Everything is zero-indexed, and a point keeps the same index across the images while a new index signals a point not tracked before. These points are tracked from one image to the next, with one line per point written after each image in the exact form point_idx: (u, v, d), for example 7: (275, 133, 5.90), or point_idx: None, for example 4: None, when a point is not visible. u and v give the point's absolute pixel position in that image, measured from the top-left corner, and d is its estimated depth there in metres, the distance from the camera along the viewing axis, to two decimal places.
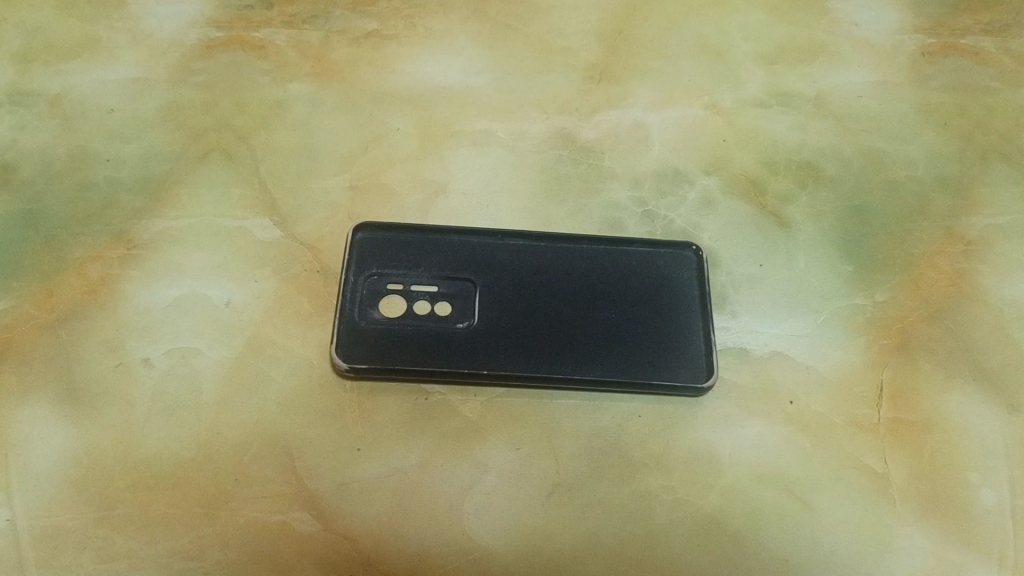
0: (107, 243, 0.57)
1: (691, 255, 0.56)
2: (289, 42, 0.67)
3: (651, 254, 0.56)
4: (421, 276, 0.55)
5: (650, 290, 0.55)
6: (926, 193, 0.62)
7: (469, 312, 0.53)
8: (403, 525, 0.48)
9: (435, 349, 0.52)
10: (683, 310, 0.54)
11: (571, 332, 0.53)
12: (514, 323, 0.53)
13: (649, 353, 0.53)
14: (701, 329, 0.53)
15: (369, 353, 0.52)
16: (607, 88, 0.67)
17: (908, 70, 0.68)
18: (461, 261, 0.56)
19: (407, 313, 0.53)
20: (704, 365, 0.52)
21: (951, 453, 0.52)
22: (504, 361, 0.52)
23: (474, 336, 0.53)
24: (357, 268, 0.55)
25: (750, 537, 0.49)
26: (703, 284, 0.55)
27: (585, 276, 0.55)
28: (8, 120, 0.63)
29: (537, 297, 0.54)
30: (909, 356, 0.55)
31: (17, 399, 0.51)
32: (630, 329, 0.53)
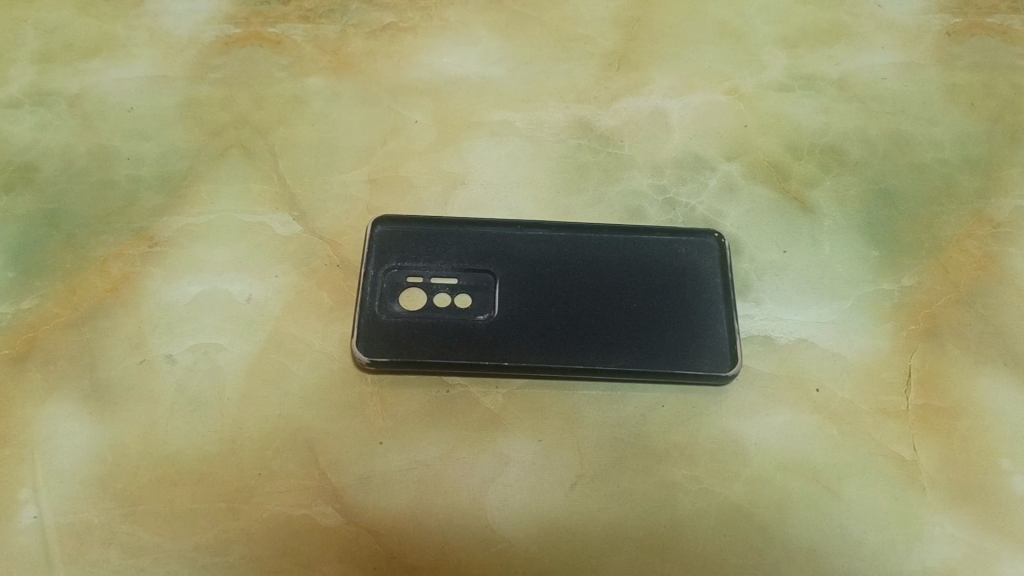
0: (128, 240, 0.58)
1: (713, 242, 0.56)
2: (307, 36, 0.67)
3: (672, 242, 0.56)
4: (441, 268, 0.55)
5: (673, 279, 0.54)
6: (953, 175, 0.61)
7: (490, 303, 0.53)
8: (425, 518, 0.48)
9: (456, 342, 0.52)
10: (706, 298, 0.53)
11: (593, 322, 0.53)
12: (536, 313, 0.53)
13: (672, 343, 0.52)
14: (725, 317, 0.53)
15: (390, 346, 0.51)
16: (626, 75, 0.66)
17: (934, 50, 0.67)
18: (480, 253, 0.55)
19: (427, 305, 0.53)
20: (727, 354, 0.52)
21: (983, 439, 0.51)
22: (525, 353, 0.52)
23: (495, 327, 0.52)
24: (377, 261, 0.54)
25: (777, 526, 0.48)
26: (726, 272, 0.55)
27: (606, 266, 0.55)
28: (29, 121, 0.63)
29: (558, 287, 0.54)
30: (938, 342, 0.54)
31: (43, 397, 0.52)
32: (652, 318, 0.53)
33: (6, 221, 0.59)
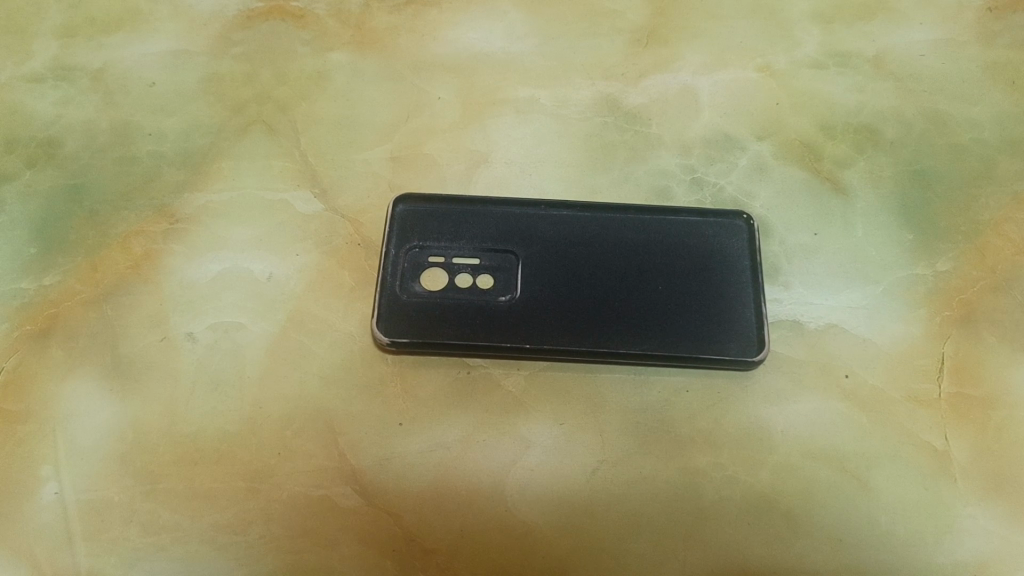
0: (150, 217, 0.57)
1: (741, 223, 0.54)
2: (330, 10, 0.66)
3: (699, 224, 0.55)
4: (463, 248, 0.54)
5: (699, 261, 0.53)
6: (993, 156, 0.59)
7: (512, 285, 0.52)
8: (445, 501, 0.48)
9: (477, 323, 0.51)
10: (733, 282, 0.52)
11: (616, 306, 0.51)
12: (559, 295, 0.52)
13: (697, 327, 0.51)
14: (752, 301, 0.51)
15: (410, 327, 0.51)
16: (655, 51, 0.64)
17: (975, 27, 0.65)
18: (503, 233, 0.54)
19: (449, 286, 0.52)
20: (755, 338, 0.50)
21: (1017, 429, 0.49)
22: (547, 335, 0.51)
23: (517, 309, 0.51)
24: (399, 241, 0.54)
25: (803, 516, 0.47)
26: (754, 254, 0.53)
27: (631, 248, 0.54)
28: (52, 95, 0.63)
29: (581, 269, 0.53)
30: (973, 329, 0.52)
31: (64, 374, 0.52)
32: (678, 301, 0.52)
33: (28, 196, 0.58)
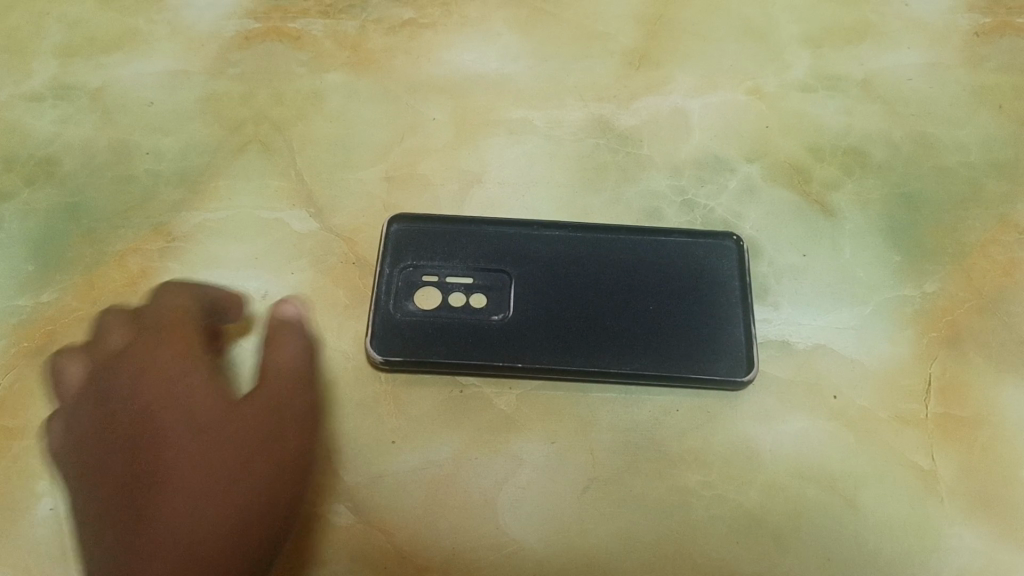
0: (147, 235, 0.58)
1: (731, 244, 0.55)
2: (326, 31, 0.67)
3: (690, 244, 0.55)
4: (456, 267, 0.54)
5: (690, 281, 0.54)
6: (979, 179, 0.60)
7: (505, 304, 0.53)
8: (437, 518, 0.48)
9: (470, 342, 0.52)
10: (723, 302, 0.53)
11: (608, 325, 0.52)
12: (551, 314, 0.52)
13: (688, 346, 0.52)
14: (742, 321, 0.52)
15: (404, 346, 0.51)
16: (647, 73, 0.65)
17: (963, 50, 0.66)
18: (496, 252, 0.55)
19: (442, 305, 0.53)
20: (744, 358, 0.51)
21: (1003, 450, 0.50)
22: (539, 354, 0.51)
23: (509, 328, 0.52)
24: (393, 259, 0.54)
25: (791, 534, 0.48)
26: (744, 275, 0.54)
27: (623, 267, 0.54)
28: (51, 114, 0.64)
29: (573, 287, 0.53)
30: (959, 350, 0.53)
31: (60, 391, 0.52)
32: (669, 320, 0.52)
33: (26, 214, 0.59)
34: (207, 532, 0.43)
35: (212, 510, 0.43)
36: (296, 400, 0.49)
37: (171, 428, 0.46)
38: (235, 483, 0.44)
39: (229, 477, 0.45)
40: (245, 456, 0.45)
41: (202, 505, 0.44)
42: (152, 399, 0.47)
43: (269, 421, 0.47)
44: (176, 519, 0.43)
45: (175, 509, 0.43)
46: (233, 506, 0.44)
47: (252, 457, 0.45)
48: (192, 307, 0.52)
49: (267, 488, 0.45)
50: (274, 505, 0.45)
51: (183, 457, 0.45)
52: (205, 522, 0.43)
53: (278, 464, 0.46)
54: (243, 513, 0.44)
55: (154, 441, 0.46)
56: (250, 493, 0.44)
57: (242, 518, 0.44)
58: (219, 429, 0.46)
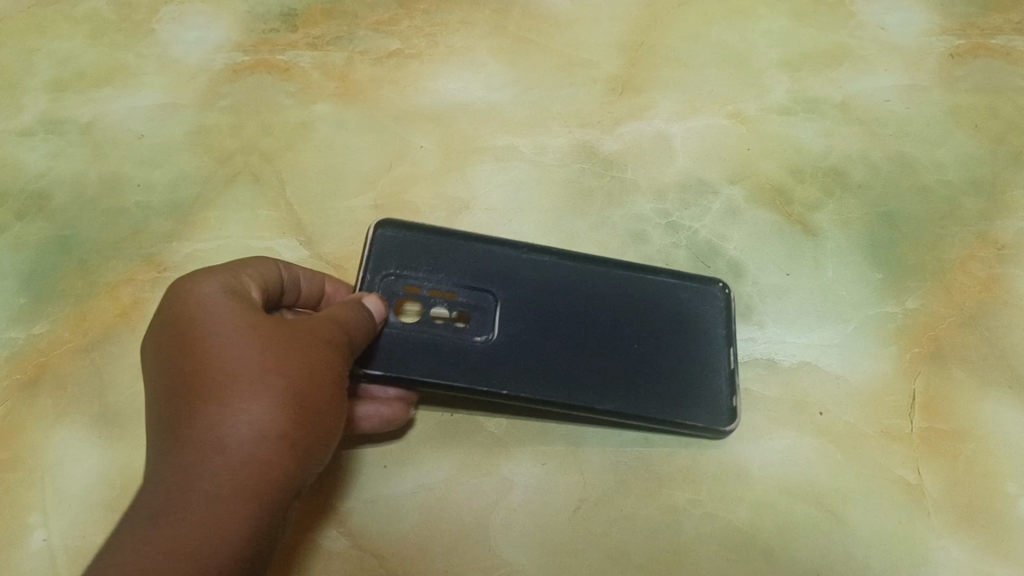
0: (138, 267, 0.59)
1: (718, 291, 0.54)
2: (314, 63, 0.68)
3: (677, 286, 0.54)
4: (440, 281, 0.52)
5: (675, 322, 0.53)
6: (958, 197, 0.61)
7: (488, 326, 0.51)
8: (429, 542, 0.49)
9: (451, 361, 0.49)
10: (706, 347, 0.52)
11: (591, 361, 0.51)
12: (535, 345, 0.51)
13: (668, 391, 0.51)
14: (726, 372, 0.52)
15: (384, 361, 0.49)
16: (630, 99, 0.66)
17: (938, 72, 0.67)
18: (482, 269, 0.53)
19: (423, 320, 0.51)
20: (726, 408, 0.51)
21: (988, 463, 0.51)
22: (515, 382, 0.49)
23: (492, 351, 0.50)
24: (374, 267, 0.52)
25: (781, 551, 0.48)
26: (730, 319, 0.53)
27: (608, 301, 0.53)
28: (42, 148, 0.64)
29: (558, 320, 0.52)
30: (942, 365, 0.54)
31: (53, 422, 0.52)
32: (656, 360, 0.51)
33: (18, 247, 0.60)
34: (241, 484, 0.37)
35: (247, 458, 0.38)
36: (340, 351, 0.43)
37: (225, 359, 0.39)
38: (274, 404, 0.39)
39: (268, 398, 0.39)
40: (291, 388, 0.40)
41: (242, 428, 0.38)
42: (226, 337, 0.40)
43: (319, 367, 0.41)
44: (226, 441, 0.38)
45: (215, 443, 0.38)
46: (265, 447, 0.38)
47: (302, 391, 0.40)
48: (246, 306, 0.42)
49: (303, 438, 0.40)
50: (301, 462, 0.40)
51: (236, 379, 0.39)
52: (244, 468, 0.38)
53: (317, 417, 0.41)
54: (277, 469, 0.39)
55: (201, 357, 0.40)
56: (289, 438, 0.39)
57: (274, 474, 0.39)
58: (266, 344, 0.40)
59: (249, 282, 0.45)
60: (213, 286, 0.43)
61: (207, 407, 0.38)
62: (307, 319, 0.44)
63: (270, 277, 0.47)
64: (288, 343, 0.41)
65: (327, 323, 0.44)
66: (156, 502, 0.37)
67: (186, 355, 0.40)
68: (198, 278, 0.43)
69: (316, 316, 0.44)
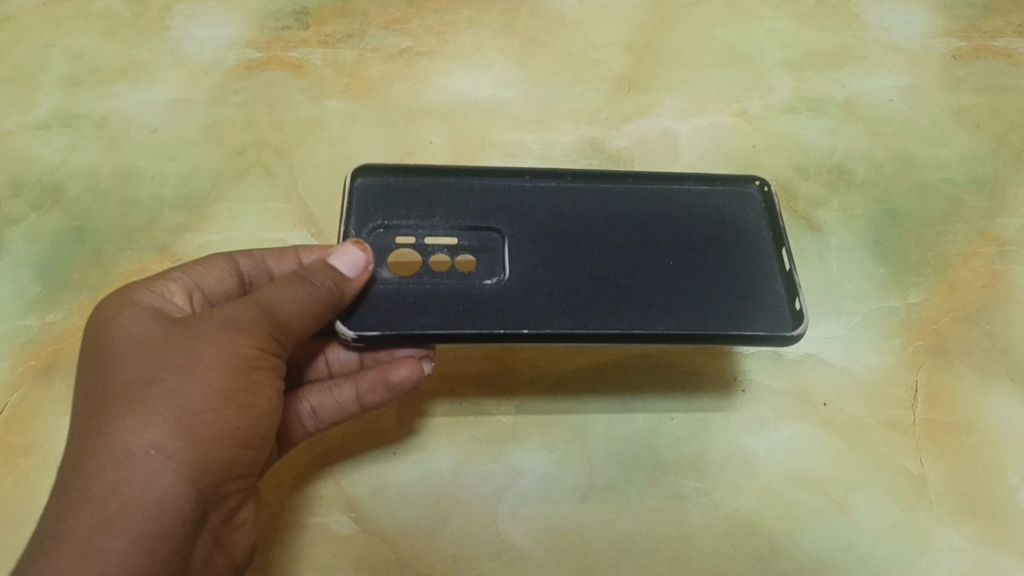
0: (151, 257, 0.60)
1: (754, 191, 0.50)
2: (325, 60, 0.69)
3: (706, 193, 0.50)
4: (438, 225, 0.48)
5: (711, 233, 0.49)
6: (960, 195, 0.62)
7: (496, 268, 0.47)
8: (438, 527, 0.49)
9: (463, 312, 0.45)
10: (754, 255, 0.48)
11: (623, 282, 0.46)
12: (558, 275, 0.46)
13: (717, 303, 0.46)
14: (779, 274, 0.47)
15: (380, 320, 0.44)
16: (637, 97, 0.67)
17: (940, 73, 0.68)
18: (484, 207, 0.49)
19: (423, 271, 0.46)
20: (786, 312, 0.46)
21: (990, 454, 0.51)
22: (548, 321, 0.45)
23: (506, 293, 0.46)
24: (359, 221, 0.47)
25: (785, 538, 0.49)
26: (772, 222, 0.49)
27: (633, 219, 0.49)
28: (57, 141, 0.65)
29: (580, 244, 0.48)
30: (944, 358, 0.55)
31: (67, 408, 0.53)
32: (695, 280, 0.47)
33: (33, 238, 0.61)
34: (133, 499, 0.35)
35: (128, 472, 0.35)
36: (250, 341, 0.40)
37: (116, 378, 0.38)
38: (161, 414, 0.37)
39: (152, 410, 0.36)
40: (178, 396, 0.37)
41: (129, 440, 0.36)
42: (123, 358, 0.38)
43: (222, 366, 0.38)
44: (116, 453, 0.36)
45: (96, 460, 0.35)
46: (161, 461, 0.36)
47: (193, 397, 0.37)
48: (163, 320, 0.40)
49: (197, 443, 0.37)
50: (202, 468, 0.37)
51: (124, 395, 0.37)
52: (120, 485, 0.35)
53: (213, 423, 0.38)
54: (162, 482, 0.36)
55: (101, 377, 0.38)
56: (177, 448, 0.36)
57: (160, 486, 0.36)
58: (157, 356, 0.38)
59: (177, 289, 0.44)
60: (143, 303, 0.42)
61: (92, 425, 0.36)
62: (220, 309, 0.40)
63: (222, 286, 0.47)
64: (183, 349, 0.38)
65: (250, 307, 0.40)
66: (43, 520, 0.35)
67: (95, 372, 0.39)
68: (132, 293, 0.42)
69: (241, 300, 0.41)
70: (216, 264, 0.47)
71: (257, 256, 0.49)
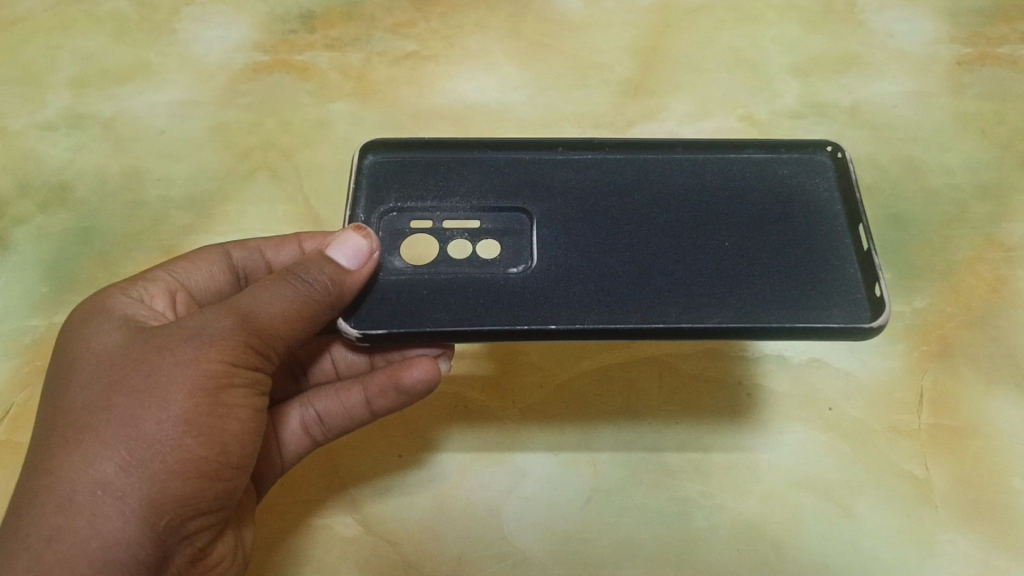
0: (158, 258, 0.60)
1: (824, 158, 0.47)
2: (332, 63, 0.69)
3: (769, 162, 0.47)
4: (457, 207, 0.46)
5: (775, 208, 0.45)
6: (965, 201, 0.62)
7: (523, 255, 0.44)
8: (442, 529, 0.49)
9: (482, 305, 0.42)
10: (824, 235, 0.44)
11: (668, 266, 0.43)
12: (595, 258, 0.44)
13: (777, 294, 0.42)
14: (855, 256, 0.43)
15: (390, 315, 0.42)
16: (642, 101, 0.67)
17: (945, 79, 0.68)
18: (510, 185, 0.47)
19: (441, 260, 0.44)
20: (865, 301, 0.41)
21: (994, 459, 0.51)
22: (582, 315, 0.42)
23: (533, 281, 0.43)
24: (370, 203, 0.46)
25: (790, 542, 0.49)
26: (845, 196, 0.45)
27: (682, 196, 0.46)
28: (65, 142, 0.66)
29: (619, 224, 0.45)
30: (949, 363, 0.55)
31: None
32: (749, 268, 0.43)
33: (40, 238, 0.61)
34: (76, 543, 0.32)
35: (71, 516, 0.33)
36: (220, 355, 0.36)
37: (70, 406, 0.35)
38: (109, 448, 0.34)
39: (99, 443, 0.34)
40: (130, 426, 0.34)
41: (73, 479, 0.33)
42: (82, 381, 0.36)
43: (182, 388, 0.35)
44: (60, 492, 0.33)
45: (40, 502, 0.33)
46: (108, 499, 0.33)
47: (147, 425, 0.34)
48: (134, 332, 0.38)
49: (150, 478, 0.34)
50: (157, 506, 0.34)
51: (74, 426, 0.34)
52: (60, 531, 0.33)
53: (171, 454, 0.34)
54: (107, 527, 0.33)
55: (59, 402, 0.36)
56: (125, 485, 0.33)
57: (106, 530, 0.33)
58: (113, 380, 0.35)
59: (160, 294, 0.43)
60: (118, 313, 0.40)
61: (40, 462, 0.34)
62: (194, 318, 0.37)
63: (212, 281, 0.47)
64: (141, 370, 0.35)
65: (225, 315, 0.37)
66: None
67: (57, 394, 0.37)
68: (110, 299, 0.41)
69: (219, 306, 0.37)
70: (204, 258, 0.47)
71: (252, 247, 0.49)
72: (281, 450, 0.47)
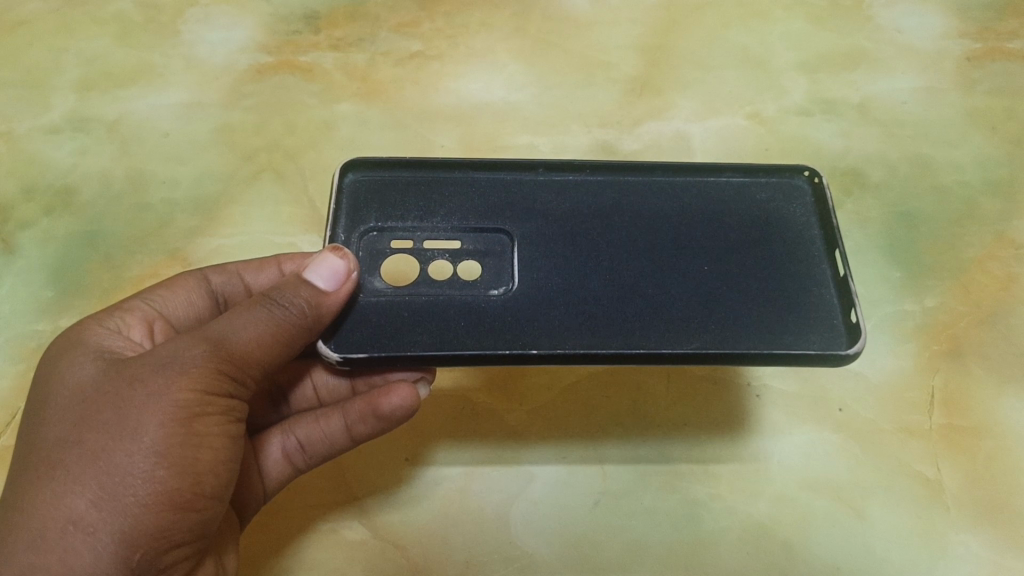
0: (163, 260, 0.60)
1: (804, 182, 0.46)
2: (336, 64, 0.69)
3: (750, 185, 0.46)
4: (439, 226, 0.45)
5: (754, 233, 0.45)
6: (975, 198, 0.61)
7: (504, 276, 0.44)
8: (448, 534, 0.49)
9: (463, 328, 0.42)
10: (802, 260, 0.44)
11: (648, 292, 0.43)
12: (575, 283, 0.43)
13: (756, 319, 0.42)
14: (833, 281, 0.43)
15: (369, 338, 0.41)
16: (649, 100, 0.67)
17: (954, 75, 0.68)
18: (491, 206, 0.46)
19: (422, 281, 0.43)
20: (842, 327, 0.41)
21: (1006, 459, 0.51)
22: (562, 339, 0.41)
23: (513, 303, 0.42)
24: (350, 222, 0.45)
25: (799, 544, 0.48)
26: (823, 220, 0.45)
27: (664, 218, 0.45)
28: (69, 145, 0.66)
29: (600, 247, 0.45)
30: (960, 362, 0.54)
31: None
32: (728, 293, 0.43)
33: (45, 242, 0.61)
34: None
35: (43, 553, 0.32)
36: (192, 384, 0.35)
37: (43, 442, 0.35)
38: (81, 484, 0.33)
39: (71, 478, 0.33)
40: (101, 461, 0.34)
41: (46, 516, 0.33)
42: (55, 416, 0.36)
43: (154, 420, 0.35)
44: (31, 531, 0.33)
45: (12, 541, 0.33)
46: (79, 537, 0.33)
47: (118, 459, 0.34)
48: (108, 364, 0.37)
49: (122, 512, 0.33)
50: (130, 540, 0.33)
51: (46, 462, 0.34)
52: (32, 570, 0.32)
53: (143, 486, 0.34)
54: (78, 563, 0.33)
55: (34, 438, 0.36)
56: (97, 521, 0.33)
57: (78, 567, 0.32)
58: (85, 415, 0.35)
59: (137, 323, 0.43)
60: (93, 345, 0.39)
61: (14, 500, 0.34)
62: (167, 346, 0.37)
63: (190, 306, 0.47)
64: (113, 403, 0.35)
65: (198, 342, 0.36)
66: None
67: (32, 430, 0.36)
68: (87, 330, 0.41)
69: (191, 333, 0.37)
70: (182, 284, 0.47)
71: (231, 270, 0.49)
72: (263, 475, 0.47)
